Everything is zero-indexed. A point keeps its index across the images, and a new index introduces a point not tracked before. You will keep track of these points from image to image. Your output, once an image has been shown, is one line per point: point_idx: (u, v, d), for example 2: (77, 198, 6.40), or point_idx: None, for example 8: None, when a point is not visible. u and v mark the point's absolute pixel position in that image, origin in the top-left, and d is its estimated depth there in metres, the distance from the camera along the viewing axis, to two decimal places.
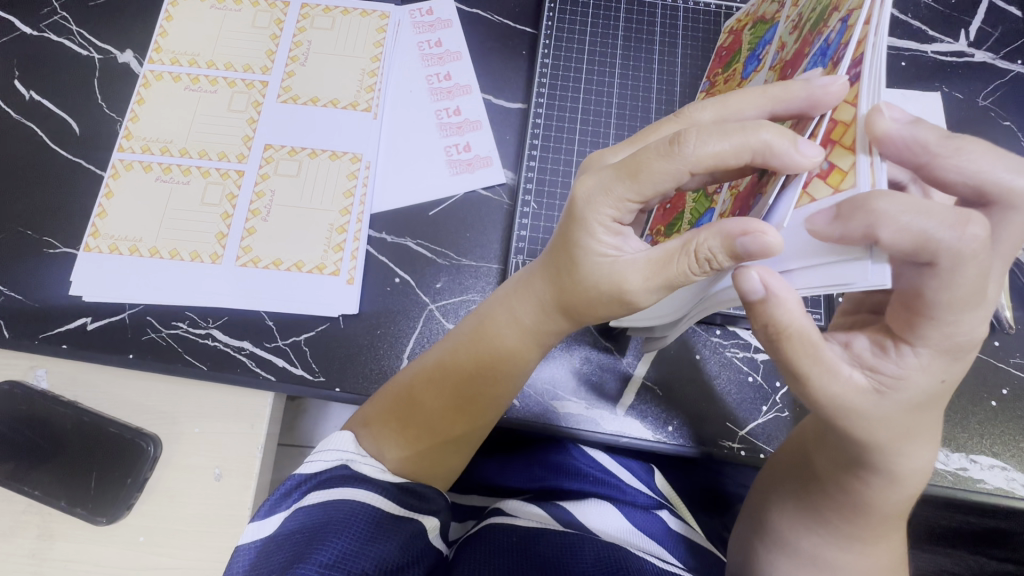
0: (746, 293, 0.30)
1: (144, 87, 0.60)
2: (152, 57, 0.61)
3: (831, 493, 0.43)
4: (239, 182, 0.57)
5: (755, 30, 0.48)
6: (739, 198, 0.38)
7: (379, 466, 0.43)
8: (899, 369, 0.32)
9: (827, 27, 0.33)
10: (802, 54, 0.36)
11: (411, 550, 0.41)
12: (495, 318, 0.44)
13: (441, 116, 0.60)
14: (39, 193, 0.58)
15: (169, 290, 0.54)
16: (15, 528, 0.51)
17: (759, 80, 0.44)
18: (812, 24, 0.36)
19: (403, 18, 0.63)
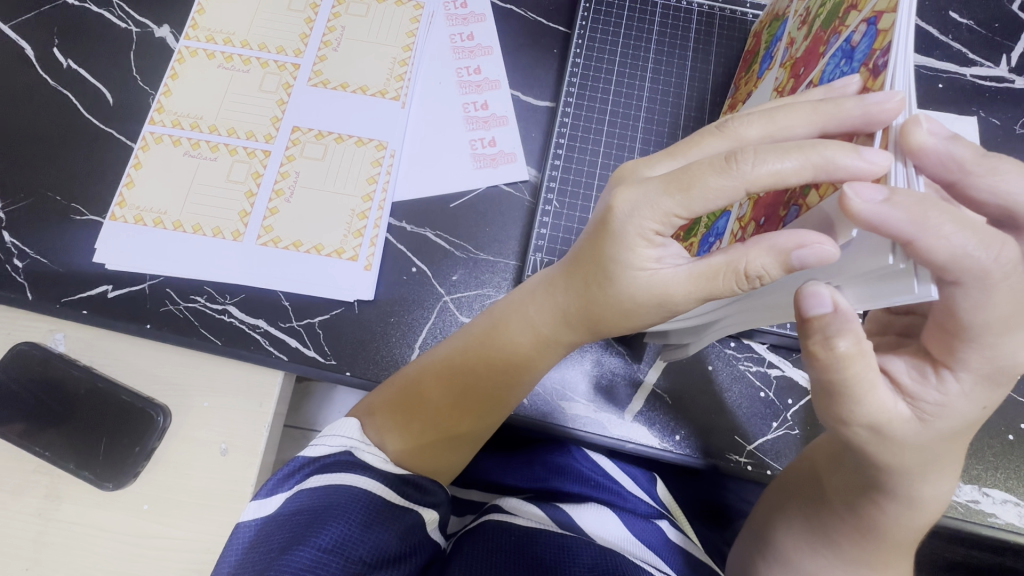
0: (814, 307, 0.29)
1: (179, 62, 0.61)
2: (188, 34, 0.62)
3: (841, 514, 0.43)
4: (265, 162, 0.58)
5: (771, 28, 0.49)
6: (760, 204, 0.38)
7: (383, 456, 0.43)
8: (942, 398, 0.31)
9: (846, 27, 0.33)
10: (816, 51, 0.37)
11: (409, 539, 0.41)
12: (508, 316, 0.44)
13: (468, 109, 0.60)
14: (71, 160, 0.59)
15: (188, 264, 0.55)
16: (26, 485, 0.52)
17: (770, 78, 0.45)
18: (822, 21, 0.37)
19: (437, 9, 0.63)
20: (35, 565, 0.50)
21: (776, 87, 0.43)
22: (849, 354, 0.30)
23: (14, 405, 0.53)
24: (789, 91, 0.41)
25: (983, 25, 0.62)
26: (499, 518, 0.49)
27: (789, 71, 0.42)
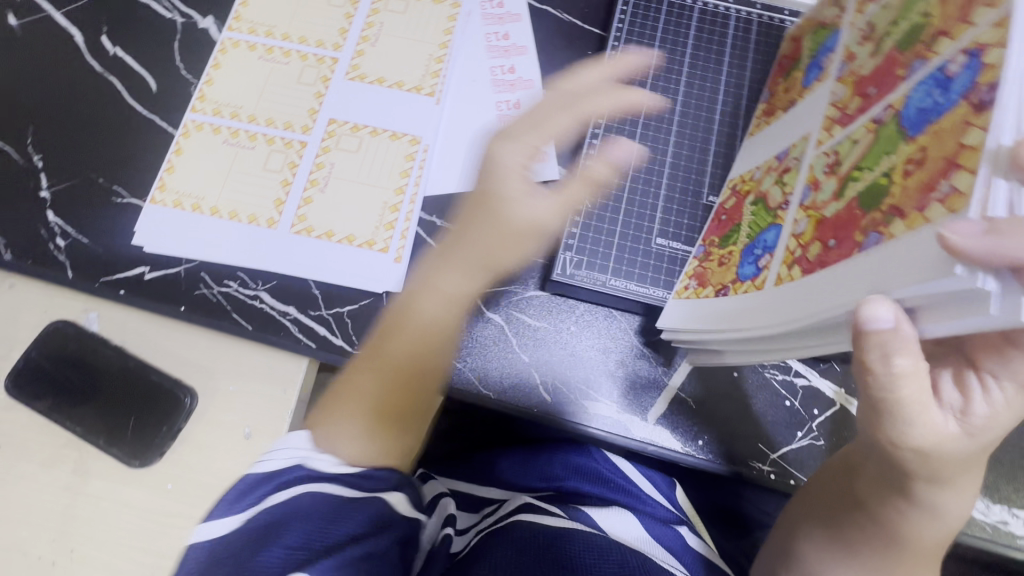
0: (872, 321, 0.30)
1: (221, 53, 0.62)
2: (231, 26, 0.63)
3: (862, 524, 0.44)
4: (300, 152, 0.59)
5: (815, 37, 0.51)
6: (824, 223, 0.40)
7: (335, 460, 0.44)
8: (989, 412, 0.35)
9: (936, 55, 0.36)
10: (892, 72, 0.39)
11: (377, 523, 0.43)
12: (404, 316, 0.48)
13: (501, 107, 0.61)
14: (113, 144, 0.60)
15: (225, 249, 0.56)
16: (55, 459, 0.53)
17: (819, 90, 0.47)
18: (897, 43, 0.40)
19: (474, 8, 0.64)
20: (61, 536, 0.51)
21: (833, 101, 0.45)
22: (897, 372, 0.33)
23: (46, 380, 0.55)
24: (852, 108, 0.42)
25: None
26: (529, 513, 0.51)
27: (851, 88, 0.43)
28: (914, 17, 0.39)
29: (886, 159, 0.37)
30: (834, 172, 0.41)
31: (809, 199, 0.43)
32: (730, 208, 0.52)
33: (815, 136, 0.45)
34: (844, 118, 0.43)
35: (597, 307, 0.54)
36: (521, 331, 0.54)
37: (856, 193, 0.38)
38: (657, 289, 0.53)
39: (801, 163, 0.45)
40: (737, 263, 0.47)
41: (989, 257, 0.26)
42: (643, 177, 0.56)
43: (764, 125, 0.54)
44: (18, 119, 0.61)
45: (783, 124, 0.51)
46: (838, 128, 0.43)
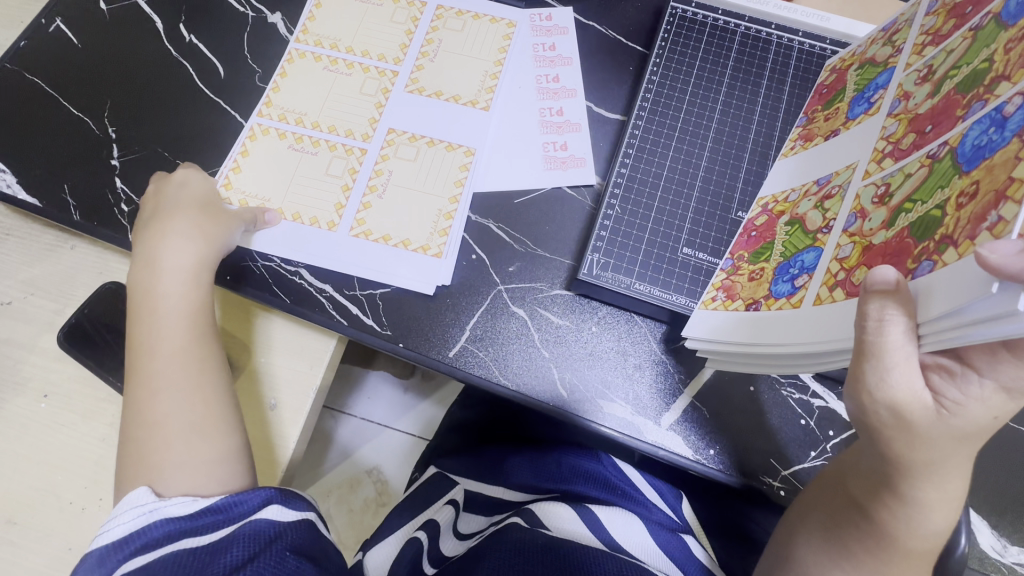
0: (881, 282, 0.36)
1: (288, 63, 0.65)
2: (299, 37, 0.66)
3: (858, 522, 0.44)
4: (361, 159, 0.61)
5: (862, 72, 0.53)
6: (869, 253, 0.42)
7: (139, 500, 0.47)
8: (961, 397, 0.36)
9: (995, 97, 0.37)
10: (950, 113, 0.41)
11: (261, 543, 0.46)
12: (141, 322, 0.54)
13: (544, 114, 0.64)
14: (179, 122, 0.65)
15: (276, 232, 0.59)
16: (96, 412, 0.60)
17: (871, 124, 0.49)
18: (958, 84, 0.41)
19: (523, 21, 0.67)
20: (94, 484, 0.59)
21: (886, 136, 0.47)
22: (878, 347, 0.36)
23: (87, 339, 0.61)
24: (906, 144, 0.44)
25: None
26: (526, 523, 0.52)
27: (906, 125, 0.45)
28: (978, 61, 0.40)
29: (939, 193, 0.38)
30: (884, 202, 0.43)
31: (854, 226, 0.45)
32: (761, 225, 0.53)
33: (862, 167, 0.47)
34: (897, 155, 0.44)
35: (620, 311, 0.56)
36: (544, 327, 0.56)
37: (906, 224, 0.40)
38: (680, 296, 0.54)
39: (847, 192, 0.47)
40: (771, 282, 0.49)
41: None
42: (674, 189, 0.58)
43: (800, 149, 0.55)
44: (96, 95, 0.66)
45: (823, 151, 0.52)
46: (891, 162, 0.45)
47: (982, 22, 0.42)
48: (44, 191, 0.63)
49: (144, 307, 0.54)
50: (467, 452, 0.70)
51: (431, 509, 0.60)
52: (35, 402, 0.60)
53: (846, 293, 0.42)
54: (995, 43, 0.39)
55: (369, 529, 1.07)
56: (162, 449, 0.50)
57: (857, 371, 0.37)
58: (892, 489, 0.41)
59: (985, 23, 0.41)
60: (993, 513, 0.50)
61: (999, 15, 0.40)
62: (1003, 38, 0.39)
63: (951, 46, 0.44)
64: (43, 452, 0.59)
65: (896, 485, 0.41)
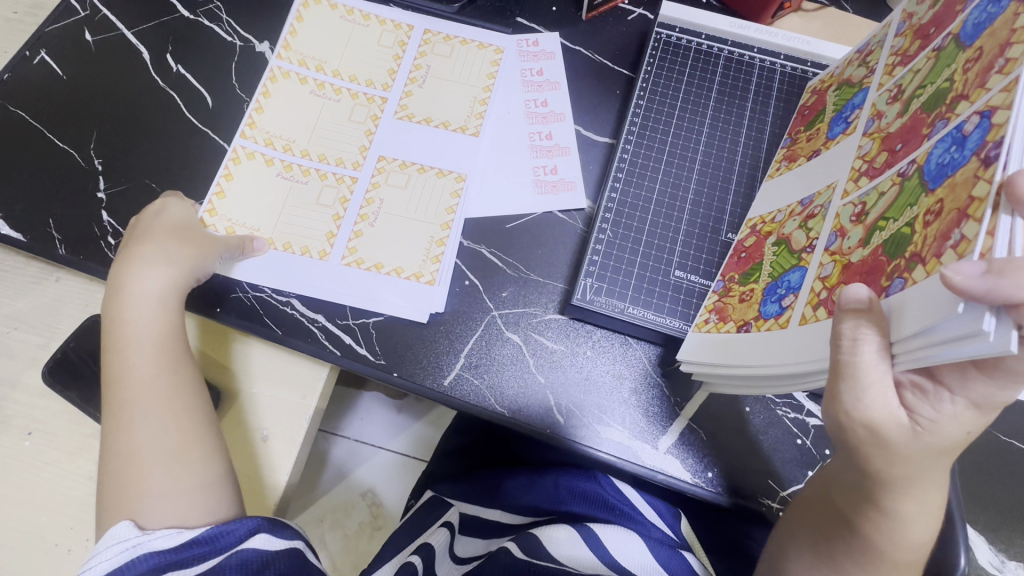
0: (853, 302, 0.37)
1: (271, 81, 0.65)
2: (280, 54, 0.66)
3: (847, 538, 0.45)
4: (352, 187, 0.61)
5: (840, 92, 0.55)
6: (848, 271, 0.42)
7: (122, 537, 0.46)
8: (935, 415, 0.36)
9: (955, 116, 0.38)
10: (918, 131, 0.41)
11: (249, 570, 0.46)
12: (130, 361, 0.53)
13: (533, 138, 0.64)
14: (166, 151, 0.64)
15: (269, 266, 0.58)
16: (82, 448, 0.59)
17: (849, 143, 0.49)
18: (923, 103, 0.42)
19: (511, 46, 0.68)
20: (80, 523, 0.57)
21: (860, 155, 0.47)
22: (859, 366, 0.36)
23: (75, 375, 0.60)
24: (879, 162, 0.45)
25: None
26: (521, 552, 0.51)
27: (878, 144, 0.46)
28: (941, 80, 0.41)
29: (909, 211, 0.38)
30: (861, 220, 0.43)
31: (834, 245, 0.45)
32: (750, 246, 0.54)
33: (840, 186, 0.48)
34: (871, 173, 0.45)
35: (614, 334, 0.56)
36: (539, 352, 0.55)
37: (880, 242, 0.40)
38: (674, 319, 0.54)
39: (826, 211, 0.48)
40: (759, 303, 0.49)
41: (989, 296, 0.28)
42: (664, 213, 0.58)
43: (784, 170, 0.56)
44: (82, 126, 0.66)
45: (805, 171, 0.53)
46: (865, 181, 0.45)
47: (943, 42, 0.43)
48: (29, 224, 0.62)
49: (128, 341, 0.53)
50: (462, 477, 0.69)
51: (426, 533, 0.59)
52: (18, 440, 0.59)
53: (828, 311, 0.42)
54: (955, 63, 0.40)
55: (365, 554, 1.05)
56: (150, 484, 0.49)
57: (834, 391, 0.37)
58: (880, 509, 0.42)
59: (946, 44, 0.42)
60: (986, 526, 0.50)
61: (958, 36, 0.41)
62: (962, 59, 0.40)
63: (918, 66, 0.45)
64: (27, 492, 0.58)
65: (885, 505, 0.41)
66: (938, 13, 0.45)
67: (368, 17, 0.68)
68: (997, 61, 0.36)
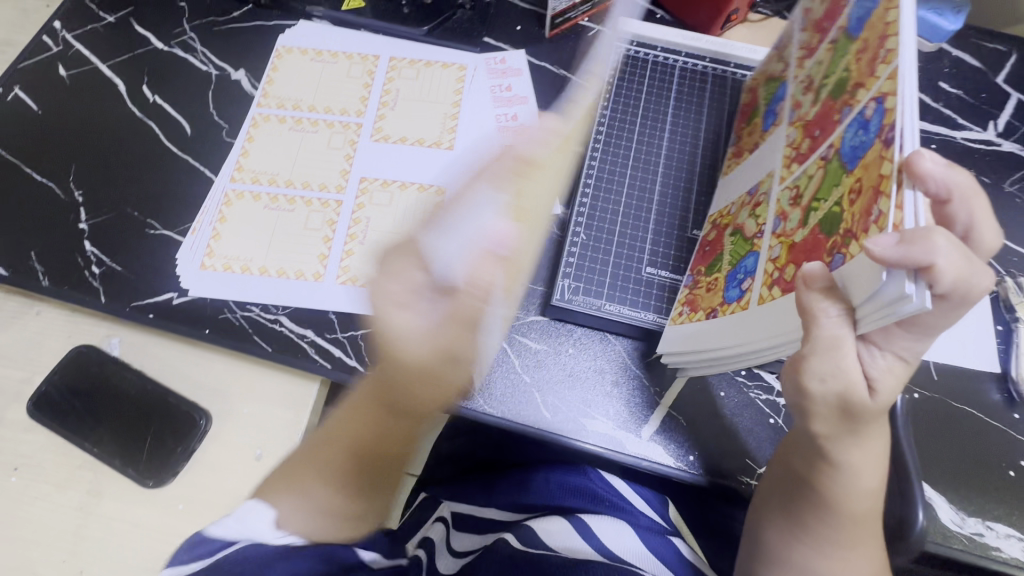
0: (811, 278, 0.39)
1: (252, 126, 0.67)
2: (260, 101, 0.69)
3: (813, 500, 0.48)
4: (338, 211, 0.63)
5: (768, 87, 0.59)
6: (795, 249, 0.45)
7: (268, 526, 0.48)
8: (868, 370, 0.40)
9: (858, 102, 0.42)
10: (830, 117, 0.46)
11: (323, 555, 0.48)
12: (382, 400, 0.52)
13: (506, 150, 0.67)
14: (147, 180, 0.65)
15: (269, 291, 0.60)
16: (71, 479, 0.58)
17: (778, 133, 0.54)
18: (831, 91, 0.47)
19: (479, 65, 0.72)
20: (72, 557, 0.56)
21: (789, 143, 0.51)
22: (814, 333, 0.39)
23: (71, 407, 0.60)
24: (805, 148, 0.48)
25: (972, 95, 0.73)
26: (520, 543, 0.53)
27: (802, 131, 0.50)
28: (839, 68, 0.46)
29: (835, 190, 0.42)
30: (799, 203, 0.47)
31: (779, 229, 0.48)
32: (712, 239, 0.58)
33: (777, 173, 0.51)
34: (800, 159, 0.49)
35: (593, 330, 0.59)
36: (523, 353, 0.58)
37: (817, 220, 0.43)
38: (648, 313, 0.58)
39: (770, 198, 0.51)
40: (722, 291, 0.52)
41: (904, 263, 0.32)
42: (633, 214, 0.62)
43: (735, 165, 0.60)
44: (60, 160, 0.66)
45: (750, 163, 0.57)
46: (796, 165, 0.49)
47: (835, 35, 0.48)
48: (10, 259, 0.62)
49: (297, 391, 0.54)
50: (454, 482, 0.71)
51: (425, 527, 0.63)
52: (4, 476, 0.58)
53: (782, 290, 0.44)
54: (848, 53, 0.45)
55: None
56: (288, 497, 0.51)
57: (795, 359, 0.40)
58: (842, 469, 0.46)
59: (839, 37, 0.48)
60: (946, 484, 0.55)
61: (847, 30, 0.47)
62: (853, 49, 0.45)
63: (819, 57, 0.50)
64: (15, 529, 0.57)
65: (845, 465, 0.45)
66: (828, 9, 0.51)
67: (336, 55, 0.71)
68: (881, 53, 0.41)
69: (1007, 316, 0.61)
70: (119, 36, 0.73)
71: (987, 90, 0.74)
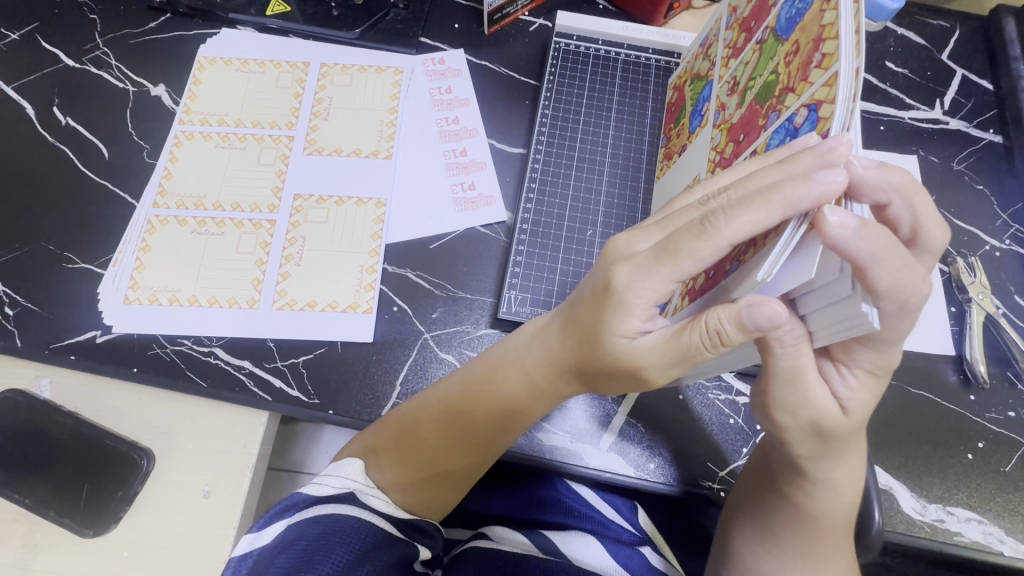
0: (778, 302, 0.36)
1: (176, 146, 0.63)
2: (182, 118, 0.64)
3: (777, 503, 0.47)
4: (271, 231, 0.60)
5: (694, 87, 0.58)
6: None
7: (385, 498, 0.45)
8: (847, 389, 0.40)
9: (786, 108, 0.40)
10: (755, 122, 0.44)
11: (363, 546, 0.42)
12: (505, 361, 0.46)
13: (448, 156, 0.64)
14: (65, 209, 0.61)
15: (200, 324, 0.56)
16: (4, 535, 0.52)
17: (705, 135, 0.52)
18: (756, 95, 0.45)
19: (416, 67, 0.68)
20: None
21: (713, 146, 0.50)
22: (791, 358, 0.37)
23: None
24: (727, 152, 0.47)
25: (917, 74, 0.73)
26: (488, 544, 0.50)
27: (725, 134, 0.48)
28: (767, 73, 0.44)
29: None
30: None
31: None
32: None
33: (716, 74, 0.53)
34: (734, 54, 0.50)
35: None
36: None
37: None
38: None
39: (710, 98, 0.53)
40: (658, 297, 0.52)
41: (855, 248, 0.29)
42: (579, 216, 0.60)
43: (666, 168, 0.59)
44: None
45: (679, 166, 0.56)
46: (733, 61, 0.50)
47: (764, 35, 0.46)
48: None
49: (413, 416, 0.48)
50: None
51: None
52: None
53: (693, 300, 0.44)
54: (777, 56, 0.43)
55: None
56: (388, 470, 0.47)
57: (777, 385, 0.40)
58: (799, 471, 0.45)
59: (767, 37, 0.45)
60: (907, 473, 0.54)
61: (776, 30, 0.44)
62: (783, 52, 0.42)
63: (746, 58, 0.48)
64: None
65: (801, 467, 0.44)
66: (754, 7, 0.48)
67: (263, 64, 0.67)
68: (816, 57, 0.38)
69: (959, 296, 0.61)
70: (25, 55, 0.68)
71: (932, 68, 0.73)
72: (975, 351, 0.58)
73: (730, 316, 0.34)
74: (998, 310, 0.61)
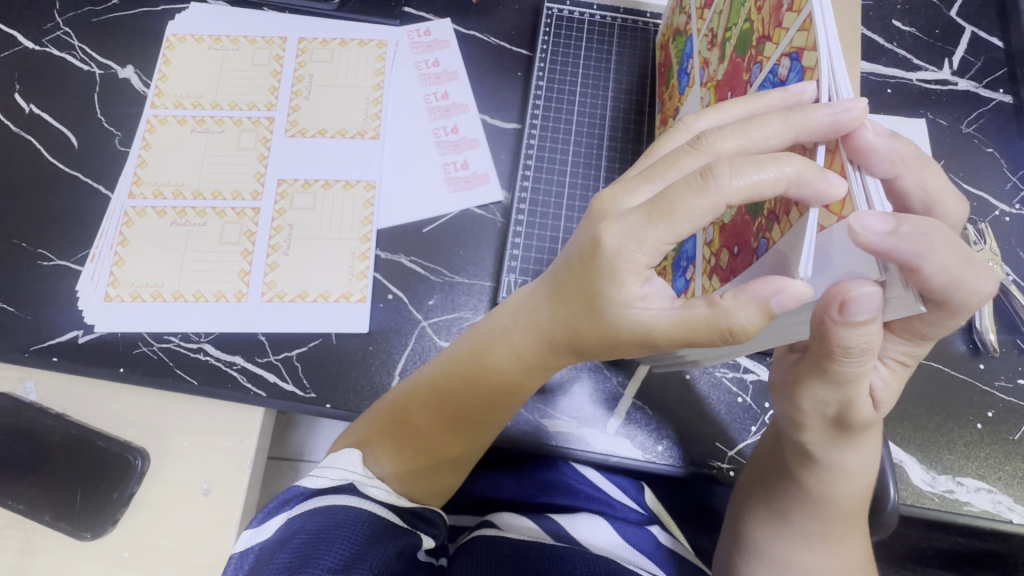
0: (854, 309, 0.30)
1: (149, 132, 0.59)
2: (154, 102, 0.61)
3: (790, 482, 0.46)
4: (255, 220, 0.57)
5: (676, 44, 0.55)
6: (725, 231, 0.41)
7: (386, 489, 0.43)
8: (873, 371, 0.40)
9: (767, 59, 0.37)
10: (739, 77, 0.41)
11: (366, 537, 0.39)
12: (491, 337, 0.44)
13: (439, 133, 0.61)
14: (37, 203, 0.58)
15: (186, 321, 0.54)
16: None
17: (694, 96, 0.49)
18: (735, 46, 0.42)
19: (401, 38, 0.65)
20: None
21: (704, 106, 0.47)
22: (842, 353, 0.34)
23: None
24: None
25: (925, 32, 0.70)
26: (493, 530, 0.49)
27: (713, 92, 0.46)
28: (741, 20, 0.41)
29: None
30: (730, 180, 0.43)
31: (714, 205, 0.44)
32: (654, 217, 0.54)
33: (694, 27, 0.50)
34: (707, 4, 0.47)
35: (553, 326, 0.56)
36: None
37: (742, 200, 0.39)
38: None
39: (692, 54, 0.50)
40: (673, 281, 0.50)
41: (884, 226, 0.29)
42: (579, 193, 0.57)
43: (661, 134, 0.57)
44: None
45: None
46: (707, 11, 0.47)
47: None
48: None
49: (404, 403, 0.47)
50: None
51: None
52: None
53: (721, 280, 0.41)
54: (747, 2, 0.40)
55: None
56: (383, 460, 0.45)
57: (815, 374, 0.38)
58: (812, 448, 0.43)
59: None
60: (918, 445, 0.54)
61: None
62: None
63: (719, 7, 0.44)
64: None
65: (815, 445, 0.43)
66: None
67: (237, 40, 0.63)
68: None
69: None
70: None
71: (940, 26, 0.70)
72: (987, 319, 0.57)
73: (758, 312, 0.31)
74: (1008, 277, 0.59)
